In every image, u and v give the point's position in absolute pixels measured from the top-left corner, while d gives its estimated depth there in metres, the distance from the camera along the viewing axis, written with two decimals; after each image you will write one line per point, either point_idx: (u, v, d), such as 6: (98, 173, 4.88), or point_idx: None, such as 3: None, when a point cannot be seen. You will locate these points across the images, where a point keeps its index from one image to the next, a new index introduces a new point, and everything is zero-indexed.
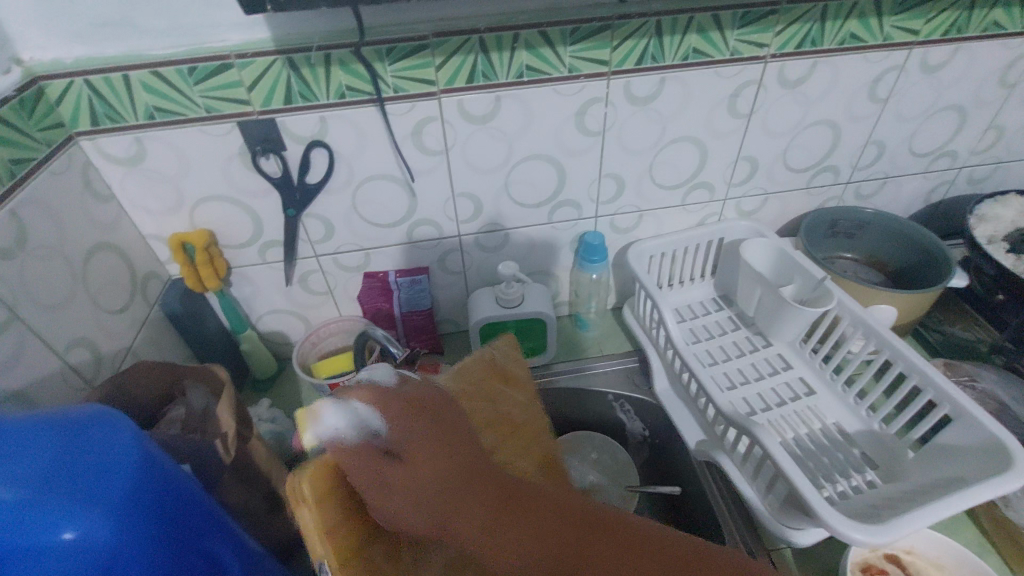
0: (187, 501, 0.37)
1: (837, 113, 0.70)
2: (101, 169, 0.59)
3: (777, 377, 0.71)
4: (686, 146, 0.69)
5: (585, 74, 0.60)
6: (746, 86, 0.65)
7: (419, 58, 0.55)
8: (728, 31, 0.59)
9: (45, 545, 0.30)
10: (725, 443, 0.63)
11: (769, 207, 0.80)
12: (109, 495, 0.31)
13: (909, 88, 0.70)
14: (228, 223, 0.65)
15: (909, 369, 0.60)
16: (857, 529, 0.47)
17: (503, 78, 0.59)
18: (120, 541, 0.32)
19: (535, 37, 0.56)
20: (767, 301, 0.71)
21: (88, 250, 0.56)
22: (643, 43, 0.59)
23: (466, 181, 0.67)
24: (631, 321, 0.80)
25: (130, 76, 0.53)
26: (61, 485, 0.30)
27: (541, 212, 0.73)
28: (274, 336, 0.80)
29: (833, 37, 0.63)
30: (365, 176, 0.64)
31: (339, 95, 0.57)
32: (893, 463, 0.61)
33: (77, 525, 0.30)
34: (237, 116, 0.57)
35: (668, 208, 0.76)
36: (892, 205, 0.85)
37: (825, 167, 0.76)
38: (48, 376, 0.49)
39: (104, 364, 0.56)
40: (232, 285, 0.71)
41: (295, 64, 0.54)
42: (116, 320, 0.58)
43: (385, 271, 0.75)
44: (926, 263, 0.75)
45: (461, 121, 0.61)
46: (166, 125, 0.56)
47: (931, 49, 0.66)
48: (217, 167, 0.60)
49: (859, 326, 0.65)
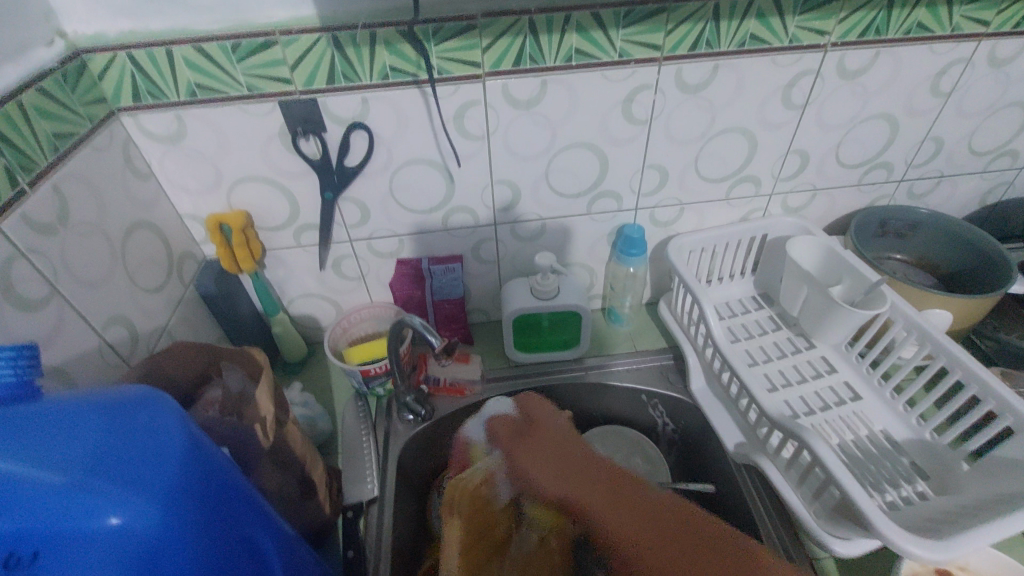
0: (229, 490, 0.36)
1: (895, 107, 0.67)
2: (142, 146, 0.58)
3: (821, 380, 0.68)
4: (734, 137, 0.67)
5: (635, 59, 0.58)
6: (803, 76, 0.62)
7: (466, 38, 0.54)
8: (788, 17, 0.57)
9: (91, 532, 0.28)
10: (767, 447, 0.61)
11: (816, 204, 0.77)
12: (154, 480, 0.30)
13: (975, 82, 0.66)
14: (265, 205, 0.64)
15: (968, 377, 0.57)
16: (912, 541, 0.45)
17: (551, 61, 0.57)
18: (166, 531, 0.30)
19: (587, 19, 0.54)
20: (814, 301, 0.69)
21: (126, 228, 0.55)
22: (699, 27, 0.56)
23: (505, 167, 0.65)
24: (667, 318, 0.78)
25: (173, 52, 0.52)
26: (108, 469, 0.29)
27: (580, 202, 0.71)
28: (305, 320, 0.79)
29: (899, 26, 0.59)
30: (404, 160, 0.63)
31: (383, 76, 0.55)
32: (946, 475, 0.58)
33: (123, 510, 0.28)
34: (279, 95, 0.55)
35: (711, 202, 0.74)
36: (945, 205, 0.81)
37: (877, 163, 0.73)
38: (88, 354, 0.49)
39: (142, 343, 0.56)
40: (265, 267, 0.71)
41: (339, 43, 0.52)
42: (153, 299, 0.58)
43: (417, 258, 0.73)
44: (984, 267, 0.71)
45: (505, 106, 0.59)
46: (208, 103, 0.55)
47: (1001, 41, 0.63)
48: (256, 147, 0.59)
49: (913, 331, 0.63)
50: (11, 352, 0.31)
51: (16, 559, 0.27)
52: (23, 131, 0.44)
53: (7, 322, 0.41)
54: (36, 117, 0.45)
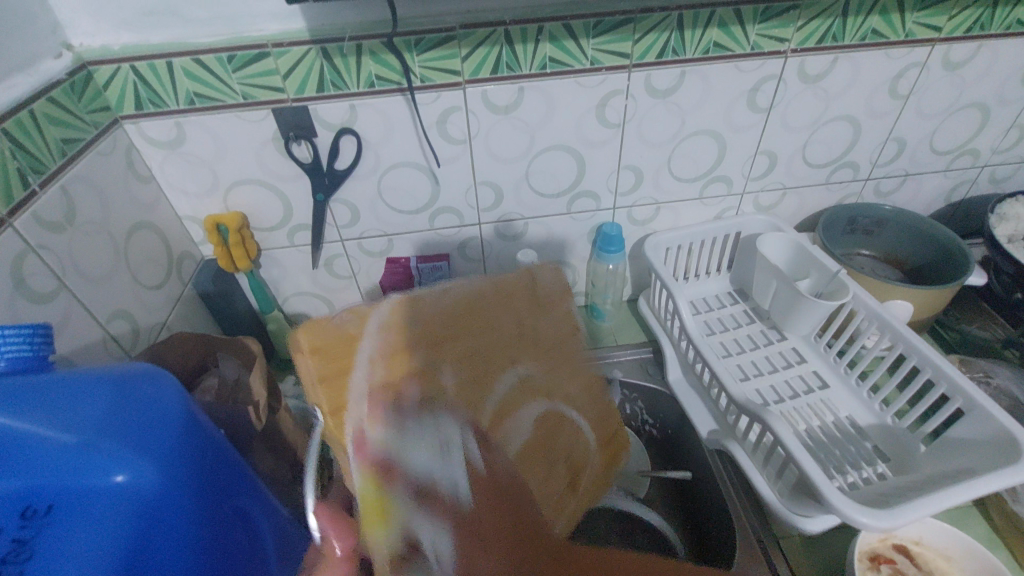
0: (223, 462, 0.40)
1: (857, 109, 0.71)
2: (143, 151, 0.62)
3: (791, 370, 0.72)
4: (704, 139, 0.70)
5: (606, 66, 0.62)
6: (766, 81, 0.66)
7: (445, 48, 0.57)
8: (749, 25, 0.60)
9: (101, 488, 0.32)
10: (737, 432, 0.64)
11: (787, 202, 0.81)
12: (157, 445, 0.34)
13: (931, 85, 0.70)
14: (260, 207, 0.68)
15: (923, 363, 0.61)
16: (863, 512, 0.48)
17: (527, 69, 0.60)
18: (166, 490, 0.34)
19: (559, 30, 0.58)
20: (783, 295, 0.72)
21: (129, 228, 0.59)
22: (664, 36, 0.60)
23: (487, 169, 0.69)
24: (646, 312, 0.81)
25: (173, 63, 0.56)
26: (116, 433, 0.33)
27: (559, 202, 0.74)
28: (299, 318, 0.83)
29: (855, 33, 0.63)
30: (391, 163, 0.66)
31: (369, 84, 0.59)
32: (904, 456, 0.61)
33: (128, 470, 0.33)
34: (271, 103, 0.59)
35: (685, 201, 0.77)
36: (912, 203, 0.85)
37: (843, 163, 0.77)
38: (93, 344, 0.52)
39: (143, 335, 0.59)
40: (260, 267, 0.74)
41: (327, 54, 0.56)
42: (154, 295, 0.61)
43: (406, 257, 0.77)
44: (945, 260, 0.75)
45: (485, 111, 0.63)
46: (205, 110, 0.59)
47: (953, 46, 0.66)
48: (251, 152, 0.63)
49: (874, 321, 0.66)
50: (27, 330, 0.34)
51: (32, 511, 0.31)
52: (34, 137, 0.47)
53: (20, 311, 0.44)
54: (46, 124, 0.49)
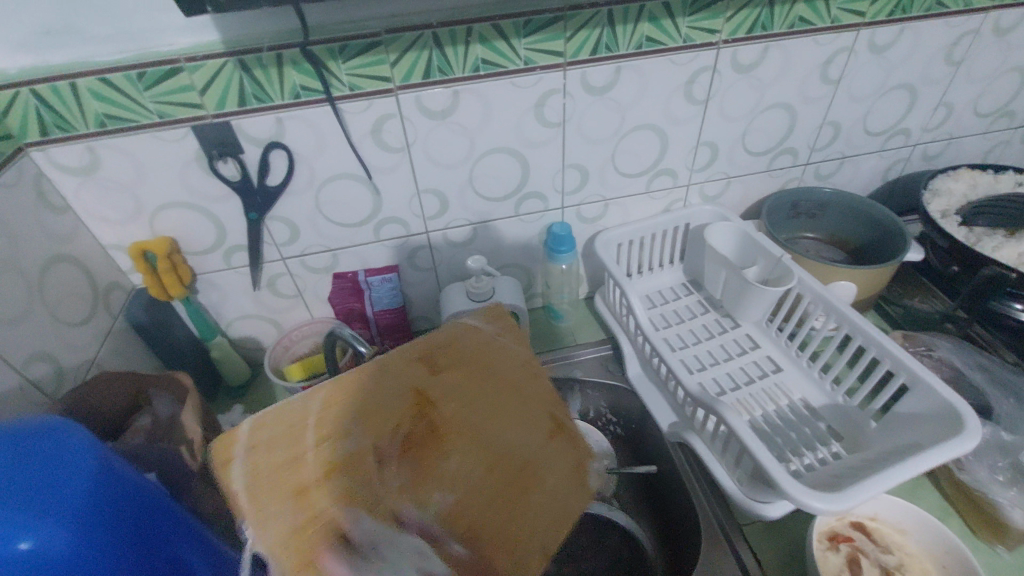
0: (151, 510, 0.37)
1: (792, 96, 0.72)
2: (55, 179, 0.57)
3: (745, 356, 0.72)
4: (646, 134, 0.70)
5: (540, 66, 0.61)
6: (700, 72, 0.66)
7: (372, 55, 0.55)
8: (678, 18, 0.60)
9: (3, 557, 0.29)
10: (695, 423, 0.64)
11: (732, 191, 0.82)
12: (63, 503, 0.31)
13: (859, 68, 0.71)
14: (191, 230, 0.65)
15: (868, 342, 0.62)
16: (818, 498, 0.48)
17: (460, 72, 0.59)
18: (80, 550, 0.31)
19: (488, 31, 0.56)
20: (732, 283, 0.73)
21: (44, 262, 0.55)
22: (596, 33, 0.59)
23: (429, 176, 0.67)
24: (602, 310, 0.81)
25: (77, 84, 0.52)
26: (14, 496, 0.30)
27: (506, 205, 0.73)
28: (245, 342, 0.79)
29: (783, 21, 0.64)
30: (326, 176, 0.64)
31: (295, 95, 0.57)
32: (856, 434, 0.63)
33: (32, 535, 0.30)
34: (191, 121, 0.56)
35: (633, 196, 0.77)
36: (851, 184, 0.87)
37: (783, 149, 0.78)
38: (8, 391, 0.48)
39: (67, 377, 0.55)
40: (198, 292, 0.71)
41: (246, 66, 0.53)
42: (78, 332, 0.58)
43: (354, 271, 0.75)
44: (884, 237, 0.76)
45: (420, 118, 0.62)
46: (119, 132, 0.55)
47: (878, 30, 0.68)
48: (175, 173, 0.60)
49: (820, 303, 0.67)
50: None
51: None
52: None
53: None
54: None
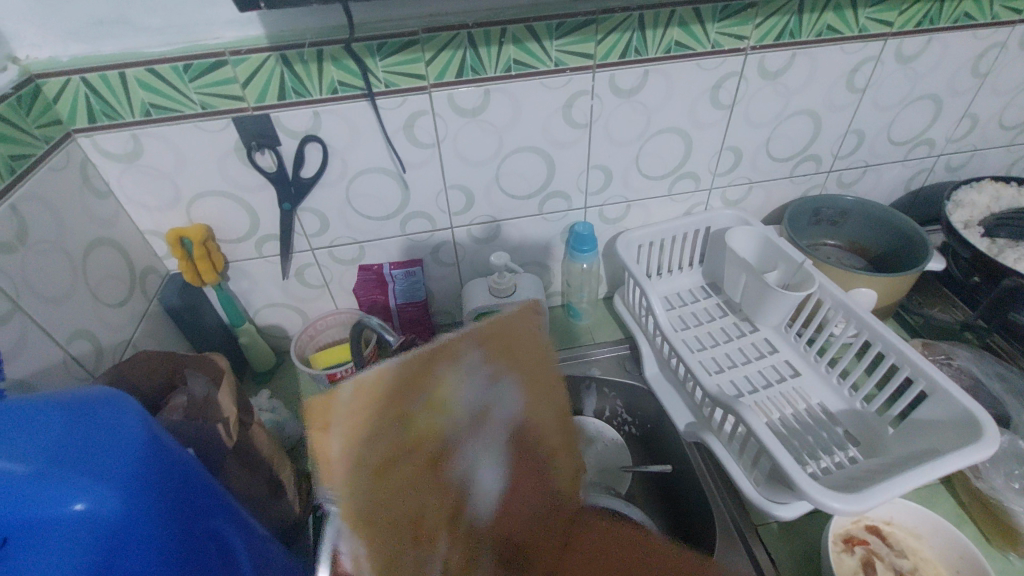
0: (192, 481, 0.39)
1: (817, 103, 0.72)
2: (99, 165, 0.60)
3: (764, 359, 0.73)
4: (671, 137, 0.71)
5: (570, 67, 0.62)
6: (728, 78, 0.67)
7: (409, 53, 0.57)
8: (708, 23, 0.61)
9: (60, 517, 0.31)
10: (712, 424, 0.65)
11: (754, 196, 0.83)
12: (116, 470, 0.33)
13: (886, 78, 0.72)
14: (225, 218, 0.67)
15: (887, 348, 0.62)
16: (835, 498, 0.49)
17: (492, 72, 0.60)
18: (129, 514, 0.33)
19: (522, 32, 0.58)
20: (752, 287, 0.74)
21: (88, 244, 0.57)
22: (627, 36, 0.60)
23: (457, 173, 0.69)
24: (622, 310, 0.82)
25: (126, 74, 0.54)
26: (73, 461, 0.32)
27: (531, 203, 0.75)
28: (271, 330, 0.81)
29: (811, 29, 0.65)
30: (358, 170, 0.66)
31: (332, 90, 0.58)
32: (873, 439, 0.63)
33: (88, 498, 0.31)
34: (232, 112, 0.58)
35: (655, 198, 0.78)
36: (873, 192, 0.87)
37: (807, 155, 0.78)
38: (52, 366, 0.50)
39: (106, 355, 0.57)
40: (229, 279, 0.73)
41: (288, 60, 0.55)
42: (116, 313, 0.60)
43: (379, 264, 0.77)
44: (904, 245, 0.77)
45: (452, 115, 0.63)
46: (162, 121, 0.57)
47: (906, 40, 0.68)
48: (214, 162, 0.62)
49: (840, 309, 0.68)
50: None
51: None
52: None
53: None
54: None
